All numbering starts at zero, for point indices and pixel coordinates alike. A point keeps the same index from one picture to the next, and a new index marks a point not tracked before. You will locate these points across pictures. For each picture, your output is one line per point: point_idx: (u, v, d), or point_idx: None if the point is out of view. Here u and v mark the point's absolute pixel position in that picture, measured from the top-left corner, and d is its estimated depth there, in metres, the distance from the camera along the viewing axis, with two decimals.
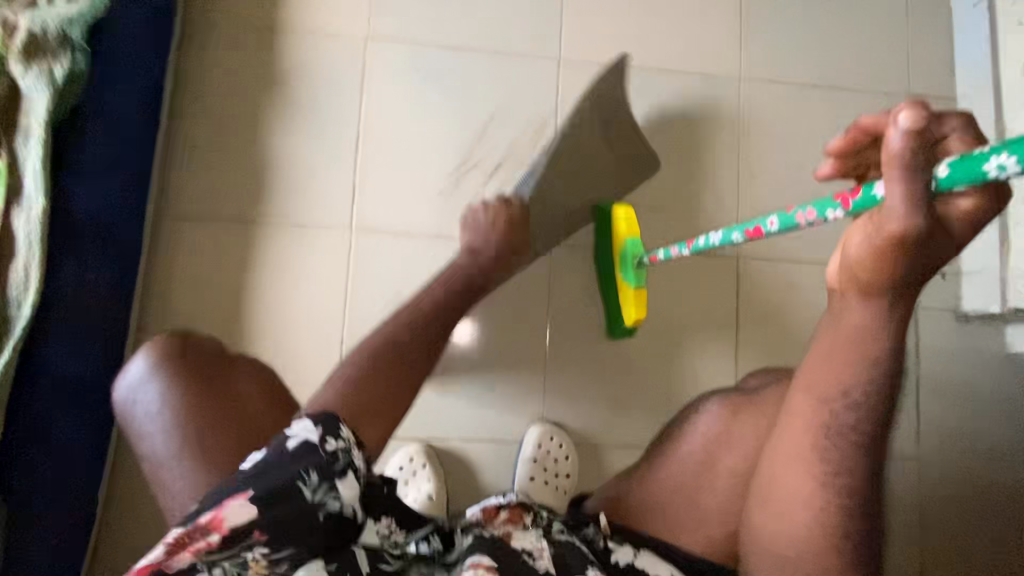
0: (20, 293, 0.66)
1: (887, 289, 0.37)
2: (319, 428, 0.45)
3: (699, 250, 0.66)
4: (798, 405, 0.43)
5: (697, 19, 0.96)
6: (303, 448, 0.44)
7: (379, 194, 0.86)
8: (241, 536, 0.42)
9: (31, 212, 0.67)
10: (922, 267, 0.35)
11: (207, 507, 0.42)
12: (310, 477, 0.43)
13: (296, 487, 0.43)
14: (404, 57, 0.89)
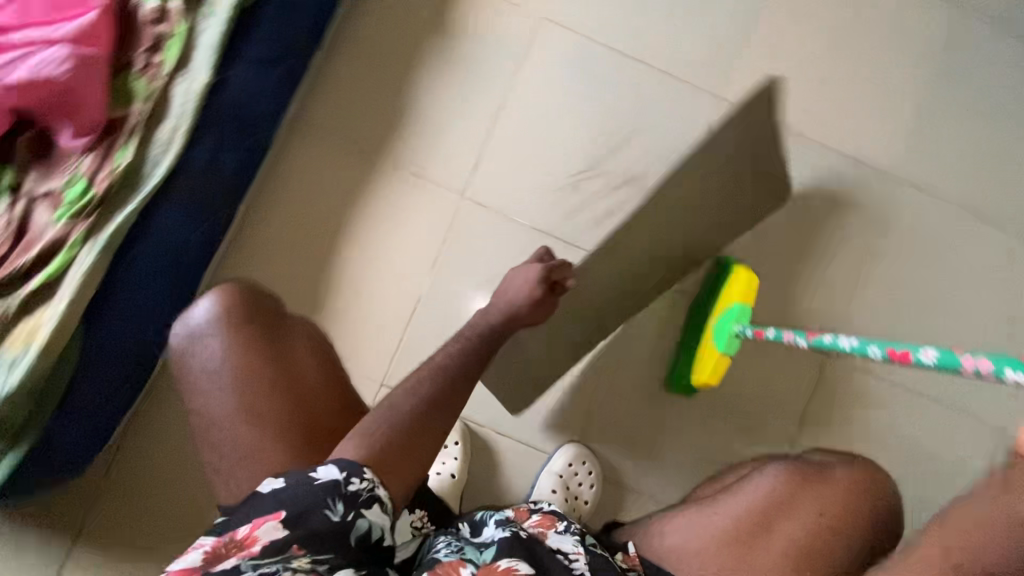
0: (159, 153, 0.68)
1: None
2: (344, 467, 0.43)
3: (820, 346, 0.61)
4: None
5: (875, 105, 0.90)
6: (329, 480, 0.42)
7: (500, 170, 0.86)
8: (275, 553, 0.41)
9: (193, 83, 0.70)
10: None
11: (245, 521, 0.42)
12: (338, 503, 0.42)
13: (321, 513, 0.42)
14: (569, 47, 0.88)
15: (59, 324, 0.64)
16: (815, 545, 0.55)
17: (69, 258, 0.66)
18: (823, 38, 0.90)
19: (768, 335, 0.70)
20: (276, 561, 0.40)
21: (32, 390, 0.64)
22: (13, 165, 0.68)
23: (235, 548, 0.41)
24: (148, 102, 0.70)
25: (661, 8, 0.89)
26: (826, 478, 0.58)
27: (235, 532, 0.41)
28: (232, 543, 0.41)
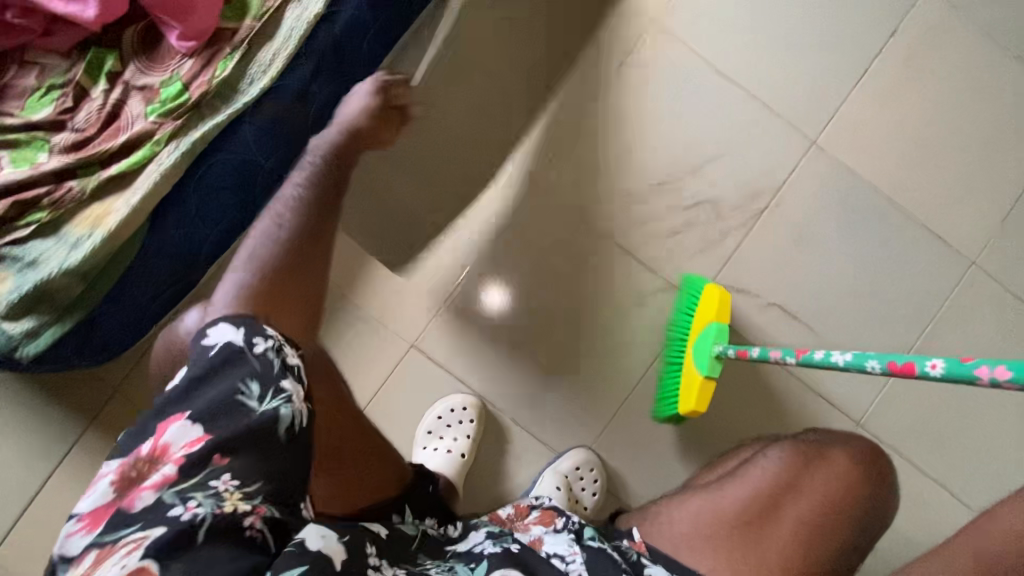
0: (257, 73, 0.69)
1: None
2: (242, 325, 0.43)
3: (808, 363, 0.62)
4: None
5: (968, 185, 0.87)
6: (234, 350, 0.42)
7: (574, 166, 0.86)
8: (195, 464, 0.37)
9: (306, 12, 0.69)
10: None
11: (149, 437, 0.39)
12: (251, 381, 0.40)
13: (237, 399, 0.40)
14: (672, 59, 0.86)
15: (130, 214, 0.65)
16: (822, 524, 0.56)
17: (153, 153, 0.67)
18: (933, 106, 0.88)
19: (753, 353, 0.69)
20: (204, 480, 0.36)
21: (90, 271, 0.66)
22: (120, 53, 0.70)
23: (149, 463, 0.37)
24: (259, 19, 0.70)
25: (776, 39, 0.87)
26: (825, 459, 0.61)
27: (140, 449, 0.38)
28: (140, 462, 0.37)
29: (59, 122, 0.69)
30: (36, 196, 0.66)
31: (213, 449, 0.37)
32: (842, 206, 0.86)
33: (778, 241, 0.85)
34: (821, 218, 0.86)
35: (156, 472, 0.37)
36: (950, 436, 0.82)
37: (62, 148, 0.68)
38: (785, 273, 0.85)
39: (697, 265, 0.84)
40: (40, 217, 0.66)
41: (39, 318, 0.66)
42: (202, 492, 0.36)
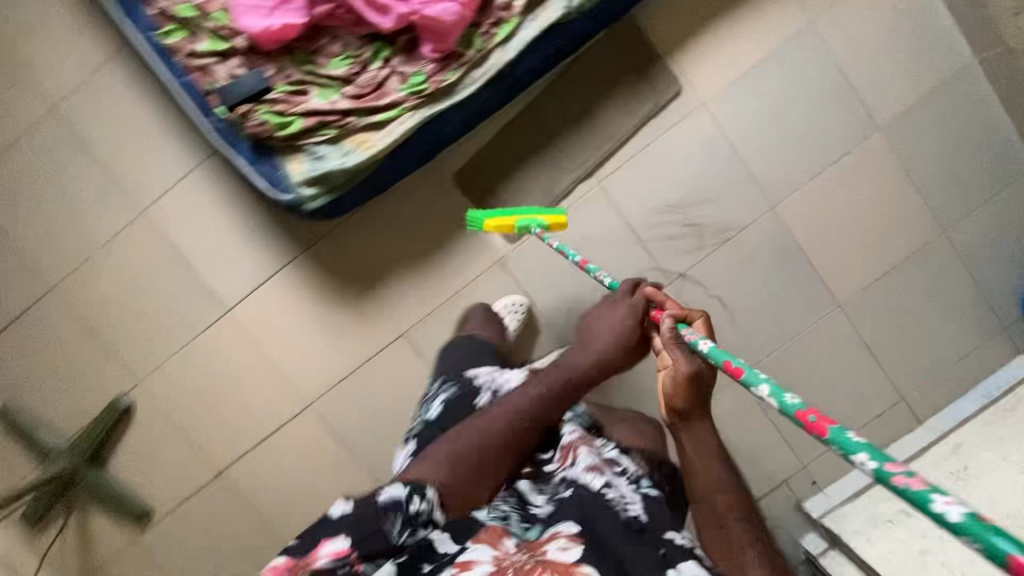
0: (468, 84, 1.17)
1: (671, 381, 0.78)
2: (409, 489, 0.70)
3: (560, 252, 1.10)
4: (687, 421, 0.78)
5: (856, 259, 1.40)
6: (397, 495, 0.68)
7: (626, 179, 1.36)
8: (342, 560, 0.62)
9: (504, 56, 1.17)
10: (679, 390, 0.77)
11: (317, 542, 0.63)
12: (397, 521, 0.66)
13: (387, 523, 0.65)
14: (708, 130, 1.35)
15: (385, 148, 1.17)
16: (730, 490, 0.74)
17: (401, 114, 1.17)
18: (853, 203, 1.39)
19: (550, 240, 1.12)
20: (344, 569, 0.62)
21: (353, 172, 1.18)
22: (391, 48, 1.18)
23: (310, 558, 0.62)
24: (478, 52, 1.17)
25: (775, 136, 1.36)
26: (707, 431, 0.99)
27: (311, 548, 0.62)
28: (310, 555, 0.62)
29: (349, 79, 1.18)
30: (330, 120, 1.17)
31: (356, 553, 0.63)
32: (778, 250, 1.39)
33: (733, 260, 1.39)
34: (763, 253, 1.39)
35: (314, 561, 0.61)
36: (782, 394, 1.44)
37: (348, 97, 1.17)
38: (726, 280, 1.39)
39: (680, 261, 1.38)
40: (330, 133, 1.17)
41: (317, 191, 1.18)
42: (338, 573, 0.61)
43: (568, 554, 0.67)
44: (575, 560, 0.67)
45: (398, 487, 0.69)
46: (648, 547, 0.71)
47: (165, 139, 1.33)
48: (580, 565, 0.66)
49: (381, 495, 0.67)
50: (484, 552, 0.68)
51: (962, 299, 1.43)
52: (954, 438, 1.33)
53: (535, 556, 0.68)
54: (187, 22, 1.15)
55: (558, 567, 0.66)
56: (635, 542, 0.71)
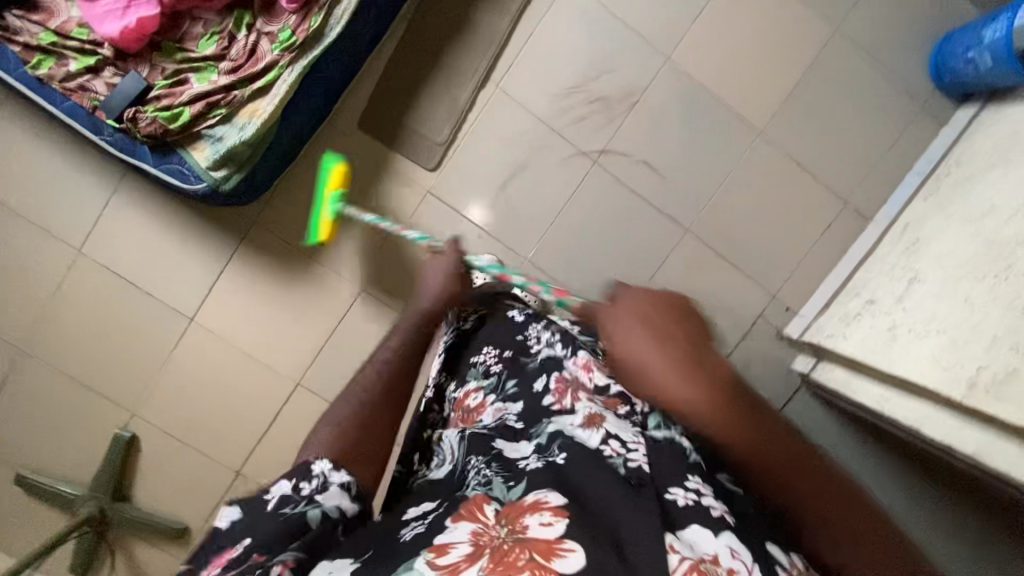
0: (334, 24, 1.18)
1: (674, 359, 0.58)
2: (292, 477, 0.63)
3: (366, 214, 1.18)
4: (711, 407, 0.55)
5: (761, 85, 1.43)
6: (284, 492, 0.61)
7: (521, 75, 1.38)
8: (248, 562, 0.56)
9: None
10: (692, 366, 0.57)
11: (207, 555, 0.57)
12: (287, 503, 0.60)
13: (280, 512, 0.59)
14: (583, 3, 1.37)
15: (274, 110, 1.18)
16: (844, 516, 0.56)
17: (280, 73, 1.18)
18: (742, 30, 1.41)
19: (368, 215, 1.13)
20: (246, 571, 0.55)
21: (254, 143, 1.20)
22: (251, 12, 1.20)
23: (207, 570, 0.56)
24: None
25: None
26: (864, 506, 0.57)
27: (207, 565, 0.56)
28: (207, 570, 0.56)
29: (221, 56, 1.20)
30: (216, 100, 1.19)
31: (253, 553, 0.56)
32: (684, 98, 1.42)
33: (645, 122, 1.42)
34: (670, 105, 1.42)
35: (211, 573, 0.56)
36: (731, 234, 1.48)
37: (227, 72, 1.19)
38: (646, 141, 1.42)
39: (596, 138, 1.41)
40: (219, 113, 1.19)
41: (227, 172, 1.20)
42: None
43: (551, 529, 0.51)
44: (560, 536, 0.51)
45: (283, 481, 0.62)
46: (646, 506, 0.55)
47: (77, 173, 1.36)
48: (564, 540, 0.50)
49: (268, 498, 0.61)
50: (463, 532, 0.52)
51: (875, 88, 1.46)
52: (901, 221, 1.41)
53: (515, 533, 0.51)
54: (51, 48, 1.17)
55: (539, 545, 0.50)
56: (634, 502, 0.56)
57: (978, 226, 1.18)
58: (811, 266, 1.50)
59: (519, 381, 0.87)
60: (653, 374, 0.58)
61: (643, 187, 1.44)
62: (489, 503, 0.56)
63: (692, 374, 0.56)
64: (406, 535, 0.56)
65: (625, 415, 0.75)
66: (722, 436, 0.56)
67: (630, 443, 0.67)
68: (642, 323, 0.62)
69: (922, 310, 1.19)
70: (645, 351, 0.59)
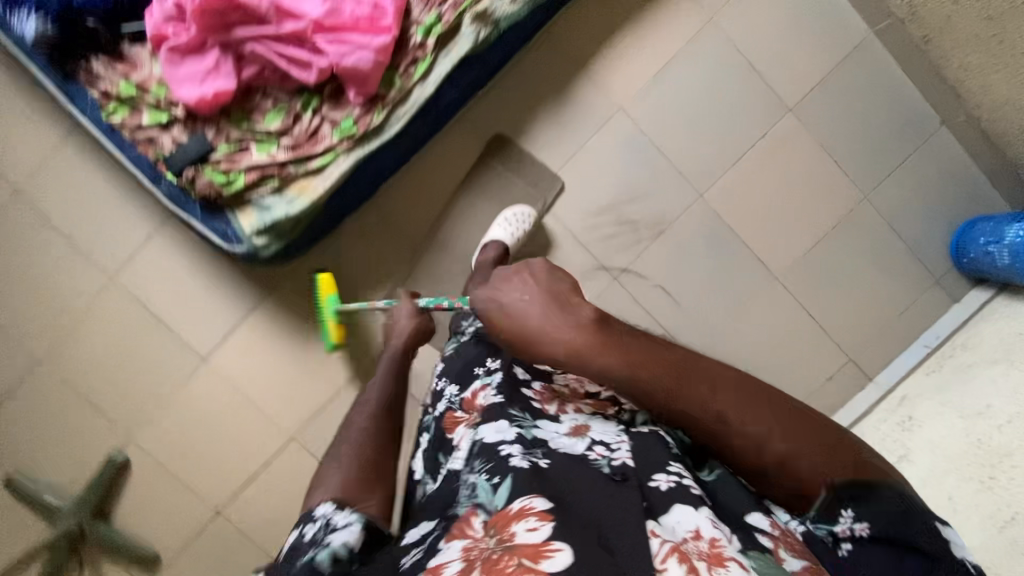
0: (393, 123, 1.26)
1: (564, 305, 0.69)
2: (304, 517, 0.75)
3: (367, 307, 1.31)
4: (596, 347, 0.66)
5: (785, 233, 1.49)
6: (293, 542, 0.73)
7: (560, 185, 1.44)
8: None
9: (424, 91, 1.25)
10: (566, 308, 0.68)
11: None
12: (305, 546, 0.70)
13: (299, 556, 0.69)
14: (630, 129, 1.43)
15: (324, 191, 1.25)
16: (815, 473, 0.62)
17: (335, 158, 1.26)
18: (776, 180, 1.47)
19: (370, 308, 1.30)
20: None
21: (301, 218, 1.27)
22: (318, 97, 1.26)
23: None
24: (399, 91, 1.25)
25: (693, 129, 1.44)
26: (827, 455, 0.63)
27: None
28: None
29: (283, 132, 1.26)
30: (271, 173, 1.26)
31: None
32: (710, 234, 1.47)
33: (670, 249, 1.47)
34: (696, 238, 1.47)
35: None
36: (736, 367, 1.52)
37: (286, 148, 1.26)
38: (668, 268, 1.48)
39: (622, 257, 1.47)
40: (272, 184, 1.26)
41: (267, 239, 1.27)
42: None
43: (535, 535, 0.58)
44: (546, 538, 0.57)
45: (293, 533, 0.74)
46: (627, 499, 0.62)
47: (126, 206, 1.42)
48: (550, 542, 0.56)
49: (284, 548, 0.73)
50: (454, 550, 0.61)
51: (892, 255, 1.52)
52: (900, 391, 1.45)
53: (502, 542, 0.58)
54: (128, 98, 1.23)
55: (528, 550, 0.56)
56: (620, 497, 0.63)
57: (974, 422, 1.21)
58: (808, 411, 1.53)
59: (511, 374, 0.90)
60: (545, 331, 0.68)
61: (659, 310, 1.49)
62: (477, 515, 0.64)
63: (574, 325, 0.67)
64: (406, 564, 0.65)
65: (608, 420, 0.79)
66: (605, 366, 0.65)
67: (614, 443, 0.72)
68: (528, 290, 0.73)
69: (907, 494, 1.22)
70: (531, 317, 0.70)
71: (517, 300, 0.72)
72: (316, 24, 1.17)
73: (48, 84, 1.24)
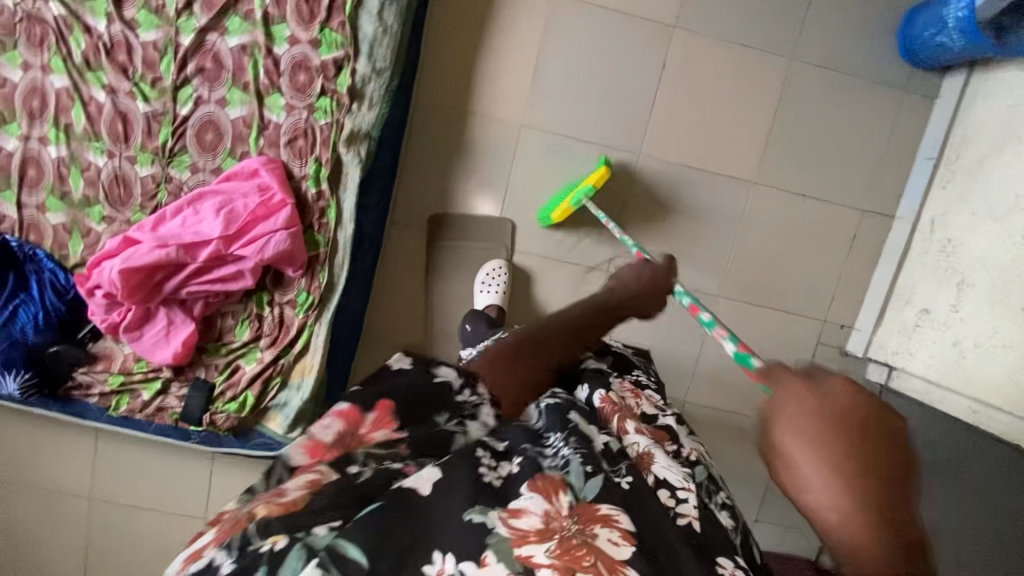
0: (338, 270, 1.28)
1: (850, 476, 0.40)
2: (462, 378, 0.75)
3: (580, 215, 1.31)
4: (857, 515, 0.40)
5: (737, 137, 1.42)
6: (448, 384, 0.74)
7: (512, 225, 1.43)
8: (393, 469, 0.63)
9: (346, 231, 1.26)
10: (861, 491, 0.40)
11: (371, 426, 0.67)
12: (442, 414, 0.71)
13: (435, 416, 0.70)
14: (542, 138, 1.40)
15: (320, 362, 1.30)
16: None
17: (311, 333, 1.29)
18: (701, 96, 1.40)
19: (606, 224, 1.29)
20: (384, 459, 0.64)
21: (316, 394, 1.33)
22: (266, 290, 1.30)
23: (352, 433, 0.66)
24: (327, 244, 1.27)
25: (597, 100, 1.39)
26: None
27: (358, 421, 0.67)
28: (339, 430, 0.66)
29: (257, 335, 1.31)
30: (269, 374, 1.30)
31: (400, 443, 0.66)
32: (668, 181, 1.43)
33: (644, 217, 1.45)
34: (659, 193, 1.44)
35: (360, 436, 0.66)
36: (762, 280, 1.49)
37: (268, 347, 1.30)
38: (651, 233, 1.45)
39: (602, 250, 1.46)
40: (276, 382, 1.31)
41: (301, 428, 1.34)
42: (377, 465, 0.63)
43: (619, 551, 0.59)
44: (624, 559, 0.58)
45: (450, 371, 0.75)
46: (701, 561, 0.64)
47: (176, 460, 1.51)
48: (626, 566, 0.58)
49: (437, 376, 0.74)
50: (538, 502, 0.61)
51: (851, 92, 1.42)
52: (927, 215, 1.39)
53: (585, 534, 0.59)
54: (122, 387, 1.30)
55: (606, 559, 0.57)
56: (693, 559, 0.64)
57: (1011, 220, 1.17)
58: (851, 280, 1.49)
59: (570, 380, 1.03)
60: (806, 480, 0.42)
61: None
62: (565, 491, 0.63)
63: (853, 499, 0.40)
64: (486, 476, 0.62)
65: (672, 460, 0.89)
66: (841, 528, 0.41)
67: (679, 492, 0.82)
68: (821, 438, 0.41)
69: (979, 321, 1.19)
70: (818, 469, 0.41)
71: (805, 449, 0.42)
72: (224, 238, 1.20)
73: (56, 414, 1.34)
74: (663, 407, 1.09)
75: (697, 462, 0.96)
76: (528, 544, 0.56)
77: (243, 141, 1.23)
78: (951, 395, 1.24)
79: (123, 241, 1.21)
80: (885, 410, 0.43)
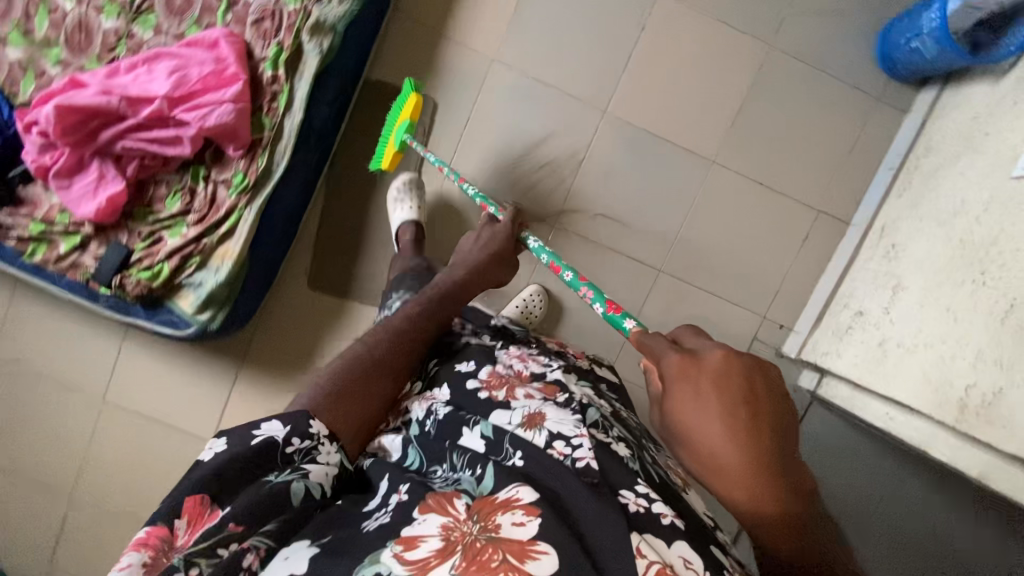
0: (279, 157, 1.26)
1: (727, 418, 0.57)
2: (284, 430, 0.66)
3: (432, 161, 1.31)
4: (725, 450, 0.57)
5: (703, 114, 1.42)
6: (269, 442, 0.64)
7: (465, 157, 1.43)
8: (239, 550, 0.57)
9: (294, 118, 1.25)
10: (729, 424, 0.57)
11: (186, 527, 0.58)
12: (275, 468, 0.63)
13: (264, 475, 0.62)
14: (510, 77, 1.40)
15: (241, 250, 1.26)
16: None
17: (239, 217, 1.27)
18: (673, 66, 1.40)
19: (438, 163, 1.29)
20: (215, 547, 0.56)
21: (232, 280, 1.29)
22: (203, 165, 1.29)
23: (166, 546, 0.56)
24: (272, 130, 1.26)
25: (570, 50, 1.40)
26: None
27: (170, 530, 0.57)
28: (151, 547, 0.56)
29: (186, 210, 1.29)
30: (189, 252, 1.28)
31: (230, 522, 0.58)
32: (628, 144, 1.42)
33: (599, 175, 1.43)
34: (616, 155, 1.43)
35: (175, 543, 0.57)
36: (706, 263, 1.46)
37: (194, 224, 1.29)
38: (603, 194, 1.44)
39: (551, 201, 1.44)
40: (194, 261, 1.28)
41: (211, 313, 1.30)
42: (207, 560, 0.55)
43: (523, 530, 0.57)
44: (532, 537, 0.56)
45: (275, 426, 0.66)
46: (609, 513, 0.62)
47: (87, 330, 1.49)
48: (535, 543, 0.56)
49: (255, 438, 0.64)
50: (432, 523, 0.58)
51: (823, 92, 1.42)
52: (880, 223, 1.37)
53: (488, 531, 0.57)
54: (40, 236, 1.29)
55: (513, 546, 0.55)
56: (603, 509, 0.62)
57: (954, 226, 1.14)
58: (796, 280, 1.46)
59: (445, 364, 0.93)
60: (697, 433, 0.58)
61: (606, 240, 1.45)
62: (459, 497, 0.62)
63: (728, 442, 0.56)
64: (371, 525, 0.60)
65: (561, 404, 0.80)
66: (723, 463, 0.57)
67: (575, 439, 0.73)
68: (710, 402, 0.58)
69: (908, 322, 1.16)
70: (702, 423, 0.58)
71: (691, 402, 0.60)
72: (169, 99, 1.20)
73: None
74: (553, 358, 0.96)
75: (590, 403, 0.82)
76: (432, 569, 0.53)
77: (212, 12, 1.25)
78: (869, 400, 1.21)
79: (69, 83, 1.21)
80: (757, 368, 0.60)
